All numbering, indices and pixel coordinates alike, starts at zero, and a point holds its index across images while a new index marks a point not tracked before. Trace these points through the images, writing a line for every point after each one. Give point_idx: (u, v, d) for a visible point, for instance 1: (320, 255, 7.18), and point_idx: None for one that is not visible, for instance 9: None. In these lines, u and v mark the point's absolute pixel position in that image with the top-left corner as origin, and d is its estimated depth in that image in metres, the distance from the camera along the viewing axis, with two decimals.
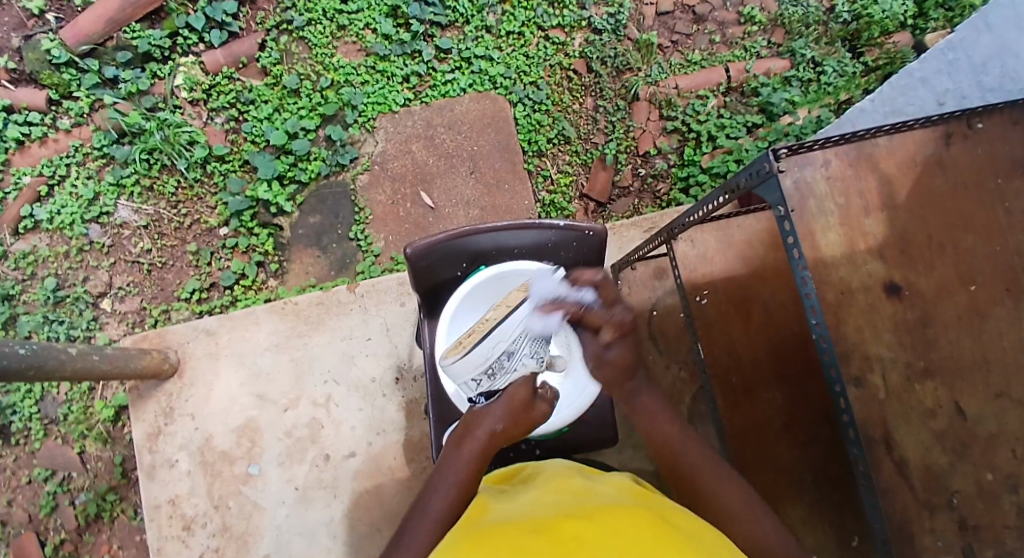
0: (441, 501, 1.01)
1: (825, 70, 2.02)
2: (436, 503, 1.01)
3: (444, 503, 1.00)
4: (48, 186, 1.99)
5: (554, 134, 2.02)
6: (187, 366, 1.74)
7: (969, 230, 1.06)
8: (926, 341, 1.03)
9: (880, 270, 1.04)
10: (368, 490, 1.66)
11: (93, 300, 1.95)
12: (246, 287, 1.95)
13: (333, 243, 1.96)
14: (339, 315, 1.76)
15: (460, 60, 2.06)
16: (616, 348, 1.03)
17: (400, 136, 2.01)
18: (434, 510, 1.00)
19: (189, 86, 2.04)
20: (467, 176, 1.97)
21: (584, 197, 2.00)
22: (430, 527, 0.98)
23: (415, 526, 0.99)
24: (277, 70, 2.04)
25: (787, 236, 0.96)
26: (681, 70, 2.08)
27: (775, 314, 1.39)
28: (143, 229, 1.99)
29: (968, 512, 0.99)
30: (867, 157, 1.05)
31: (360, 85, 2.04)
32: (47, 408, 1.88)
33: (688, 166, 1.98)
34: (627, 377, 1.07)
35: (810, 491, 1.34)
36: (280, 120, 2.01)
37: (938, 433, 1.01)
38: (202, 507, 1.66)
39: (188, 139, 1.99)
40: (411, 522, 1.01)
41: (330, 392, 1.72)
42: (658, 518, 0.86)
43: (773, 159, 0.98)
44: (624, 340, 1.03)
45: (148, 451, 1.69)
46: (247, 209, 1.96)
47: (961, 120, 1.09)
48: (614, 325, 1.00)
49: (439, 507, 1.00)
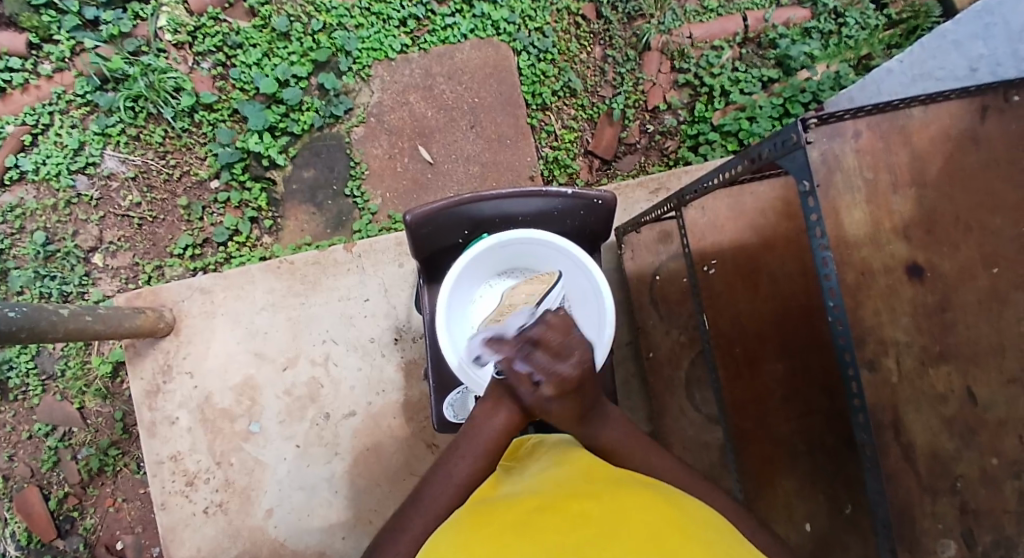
0: (469, 467, 0.96)
1: (847, 21, 1.90)
2: (462, 467, 0.96)
3: (471, 470, 0.96)
4: (32, 135, 1.91)
5: (559, 85, 1.93)
6: (183, 324, 1.71)
7: (996, 211, 1.00)
8: (944, 326, 0.99)
9: (903, 251, 1.00)
10: (368, 449, 1.66)
11: (84, 255, 1.91)
12: (240, 244, 1.90)
13: (328, 200, 1.90)
14: (336, 275, 1.73)
15: (460, 2, 1.94)
16: (560, 402, 0.88)
17: (397, 85, 1.91)
18: (459, 475, 0.96)
19: (173, 27, 1.93)
20: (467, 130, 1.89)
21: (589, 154, 1.92)
22: (455, 492, 0.95)
23: (431, 494, 0.96)
24: (266, 11, 1.93)
25: (811, 212, 0.89)
26: (695, 17, 1.96)
27: (782, 285, 1.35)
28: (132, 181, 1.92)
29: (971, 498, 0.96)
30: (899, 130, 0.99)
31: (354, 29, 1.93)
32: (45, 363, 1.88)
33: (698, 123, 1.89)
34: (579, 421, 0.94)
35: (803, 462, 1.31)
36: (270, 66, 1.91)
37: (948, 419, 0.98)
38: (204, 463, 1.66)
39: (174, 86, 1.90)
40: (427, 487, 0.97)
41: (328, 351, 1.70)
42: (673, 506, 0.80)
43: (802, 128, 0.88)
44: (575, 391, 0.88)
45: (147, 408, 1.69)
46: (238, 161, 1.89)
47: (998, 93, 1.02)
48: (556, 382, 0.85)
49: (465, 472, 0.96)
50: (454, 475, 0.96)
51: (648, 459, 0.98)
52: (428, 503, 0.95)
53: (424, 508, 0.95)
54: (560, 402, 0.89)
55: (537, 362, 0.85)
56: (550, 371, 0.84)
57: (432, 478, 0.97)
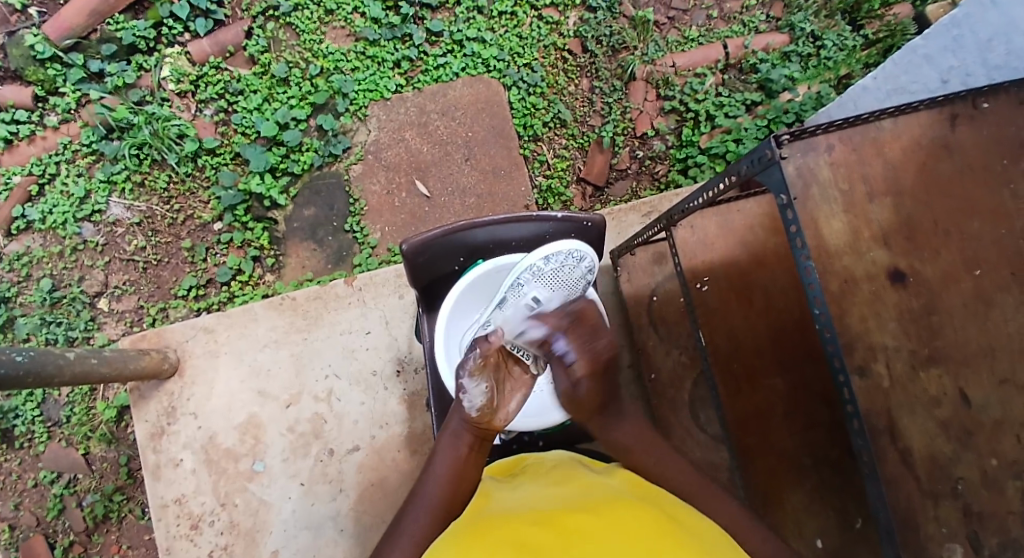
0: (436, 486, 1.01)
1: (825, 44, 1.97)
2: (432, 488, 1.01)
3: (439, 489, 1.01)
4: (38, 186, 1.96)
5: (549, 117, 1.99)
6: (187, 365, 1.73)
7: (975, 215, 1.03)
8: (931, 329, 1.01)
9: (884, 257, 1.02)
10: (373, 484, 1.65)
11: (89, 300, 1.94)
12: (243, 283, 1.93)
13: (328, 236, 1.94)
14: (338, 310, 1.75)
15: (451, 43, 2.01)
16: (587, 383, 1.04)
17: (393, 123, 1.97)
18: (429, 495, 1.00)
19: (176, 77, 2.00)
20: (463, 163, 1.95)
21: (582, 180, 1.98)
22: (430, 512, 0.98)
23: (417, 508, 0.99)
24: (265, 58, 2.00)
25: (790, 224, 0.94)
26: (677, 47, 2.03)
27: (775, 300, 1.38)
28: (137, 226, 1.97)
29: (973, 500, 0.96)
30: (872, 141, 1.03)
31: (350, 72, 2.00)
32: (50, 410, 1.88)
33: (685, 147, 1.94)
34: (598, 411, 1.05)
35: (810, 476, 1.31)
36: (270, 111, 1.97)
37: (944, 422, 0.98)
38: (209, 505, 1.66)
39: (177, 132, 1.95)
40: (410, 504, 1.01)
41: (331, 387, 1.71)
42: (663, 515, 0.82)
43: (774, 145, 0.95)
44: (604, 374, 1.04)
45: (151, 450, 1.69)
46: (240, 203, 1.93)
47: (966, 101, 1.07)
48: (588, 358, 1.03)
49: (435, 493, 1.01)
50: (424, 491, 1.01)
51: (658, 456, 1.01)
52: (416, 514, 0.98)
53: (411, 521, 0.98)
54: (591, 379, 1.03)
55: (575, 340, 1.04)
56: (582, 349, 1.03)
57: (412, 499, 1.02)
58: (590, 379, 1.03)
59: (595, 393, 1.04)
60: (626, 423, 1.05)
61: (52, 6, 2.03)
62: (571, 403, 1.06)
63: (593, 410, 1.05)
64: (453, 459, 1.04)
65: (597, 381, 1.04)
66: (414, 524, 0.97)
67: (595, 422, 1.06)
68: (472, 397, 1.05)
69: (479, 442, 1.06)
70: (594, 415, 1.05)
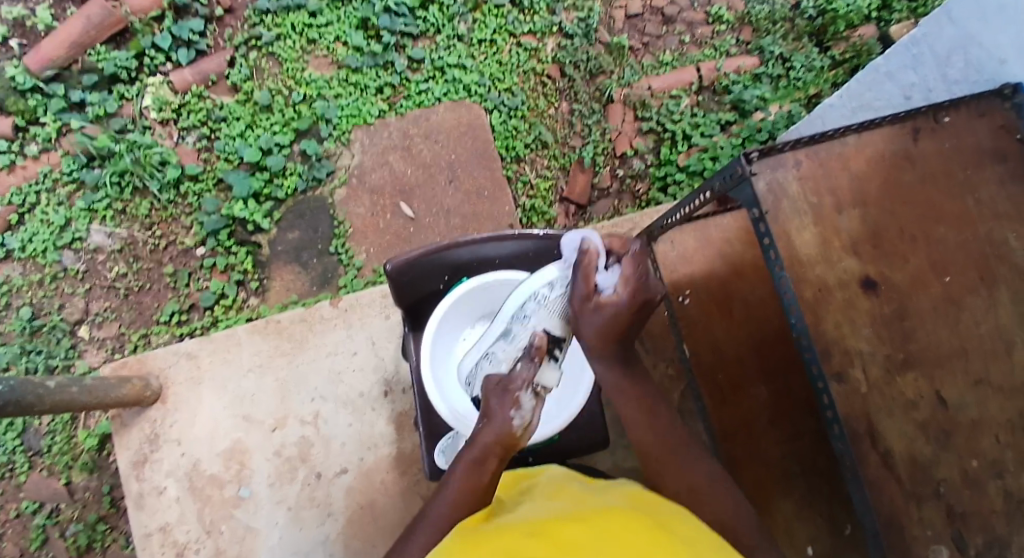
0: (446, 504, 0.95)
1: (793, 65, 2.04)
2: (439, 505, 0.96)
3: (448, 505, 0.95)
4: (18, 215, 1.95)
5: (531, 139, 2.03)
6: (169, 392, 1.70)
7: (941, 223, 1.07)
8: (904, 334, 1.03)
9: (855, 266, 1.05)
10: (362, 508, 1.63)
11: (70, 328, 1.92)
12: (226, 307, 1.93)
13: (313, 259, 1.94)
14: (323, 331, 1.75)
15: (433, 69, 2.05)
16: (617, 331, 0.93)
17: (376, 147, 2.00)
18: (436, 513, 0.95)
19: (158, 105, 2.00)
20: (447, 185, 1.97)
21: (564, 201, 2.01)
22: (433, 528, 0.95)
23: (422, 527, 0.96)
24: (248, 87, 2.02)
25: (763, 236, 1.04)
26: (653, 71, 2.09)
27: (755, 309, 1.41)
28: (118, 253, 1.95)
29: (955, 499, 0.98)
30: (837, 156, 1.07)
31: (333, 98, 2.02)
32: (29, 440, 1.84)
33: (664, 166, 1.99)
34: (622, 357, 0.97)
35: (798, 483, 1.33)
36: (253, 137, 1.99)
37: (922, 424, 1.01)
38: (194, 533, 1.62)
39: (160, 160, 1.96)
40: (417, 523, 0.98)
41: (317, 410, 1.70)
42: (661, 529, 0.82)
43: (745, 163, 1.02)
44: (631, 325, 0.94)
45: (134, 480, 1.66)
46: (224, 228, 1.94)
47: (927, 115, 1.12)
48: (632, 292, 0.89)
49: (442, 508, 0.95)
50: (433, 510, 0.96)
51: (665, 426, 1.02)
52: (422, 535, 0.95)
53: (417, 540, 0.95)
54: (612, 335, 0.92)
55: (612, 290, 0.89)
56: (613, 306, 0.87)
57: (419, 518, 0.98)
58: (610, 334, 0.92)
59: (619, 332, 0.92)
60: (630, 394, 1.00)
61: (32, 39, 2.04)
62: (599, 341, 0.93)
63: (614, 346, 0.94)
64: (469, 485, 0.94)
65: (621, 338, 0.93)
66: (417, 544, 0.95)
67: (604, 360, 0.97)
68: (524, 413, 0.91)
69: (502, 466, 0.95)
70: (615, 369, 0.97)
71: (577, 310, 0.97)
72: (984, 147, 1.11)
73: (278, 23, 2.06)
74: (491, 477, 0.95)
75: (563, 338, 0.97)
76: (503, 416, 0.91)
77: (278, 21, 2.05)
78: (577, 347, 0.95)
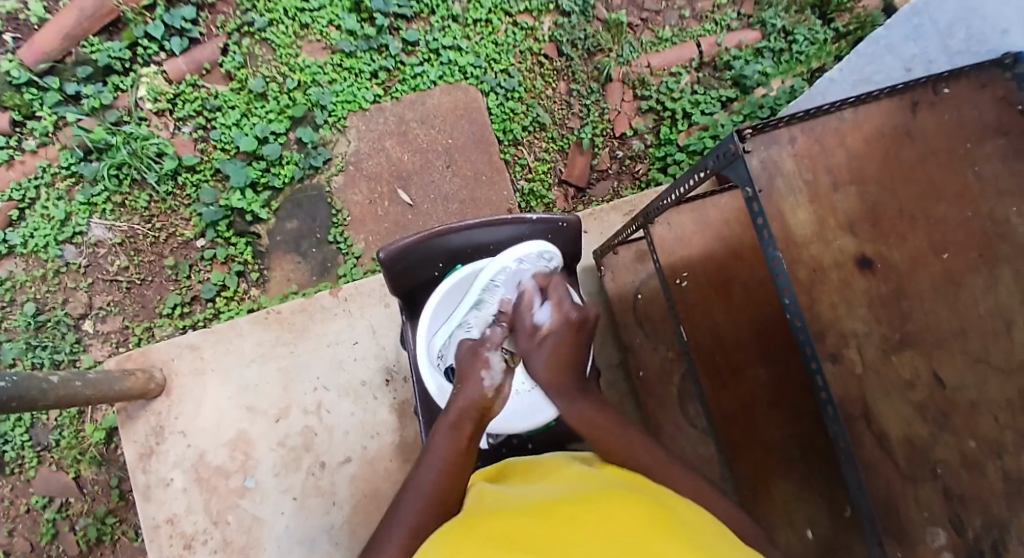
0: (431, 475, 0.99)
1: (797, 38, 2.00)
2: (426, 477, 0.99)
3: (434, 477, 0.98)
4: (19, 211, 1.94)
5: (528, 121, 2.00)
6: (174, 384, 1.71)
7: (940, 199, 1.05)
8: (901, 313, 1.02)
9: (852, 245, 1.03)
10: (366, 495, 1.65)
11: (74, 322, 1.93)
12: (228, 298, 1.93)
13: (312, 248, 1.94)
14: (324, 321, 1.75)
15: (428, 52, 2.02)
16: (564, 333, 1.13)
17: (372, 133, 1.98)
18: (425, 484, 0.98)
19: (153, 96, 1.99)
20: (444, 170, 1.96)
21: (563, 183, 2.00)
22: (421, 501, 0.96)
23: (409, 499, 0.97)
24: (242, 74, 2.00)
25: (756, 216, 0.99)
26: (652, 47, 2.05)
27: (755, 293, 1.40)
28: (119, 246, 1.96)
29: (953, 481, 0.97)
30: (834, 131, 1.05)
31: (327, 84, 2.00)
32: (39, 435, 1.87)
33: (665, 146, 1.97)
34: (570, 369, 1.11)
35: (798, 466, 1.33)
36: (249, 126, 1.98)
37: (919, 405, 0.99)
38: (201, 523, 1.64)
39: (157, 151, 1.95)
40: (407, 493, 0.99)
41: (320, 398, 1.70)
42: (656, 507, 0.81)
43: (739, 140, 0.99)
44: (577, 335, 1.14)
45: (141, 471, 1.67)
46: (223, 219, 1.93)
47: (927, 88, 1.09)
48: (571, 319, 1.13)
49: (429, 480, 0.99)
50: (418, 479, 0.99)
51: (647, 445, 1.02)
52: (408, 503, 0.97)
53: (407, 511, 0.96)
54: (565, 336, 1.12)
55: (559, 301, 1.14)
56: (561, 308, 1.13)
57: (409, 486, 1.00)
58: (564, 338, 1.12)
59: (570, 348, 1.12)
60: (586, 399, 1.10)
61: (25, 31, 2.03)
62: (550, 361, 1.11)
63: (566, 370, 1.11)
64: (449, 447, 1.02)
65: (573, 335, 1.13)
66: (407, 517, 0.95)
67: (560, 392, 1.11)
68: (494, 375, 1.07)
69: (478, 433, 1.05)
70: (571, 379, 1.11)
71: (535, 315, 1.13)
72: (986, 119, 1.08)
73: (270, 8, 2.03)
74: (468, 441, 1.03)
75: (524, 345, 1.13)
76: (478, 378, 1.07)
77: (269, 6, 2.03)
78: (535, 350, 1.12)
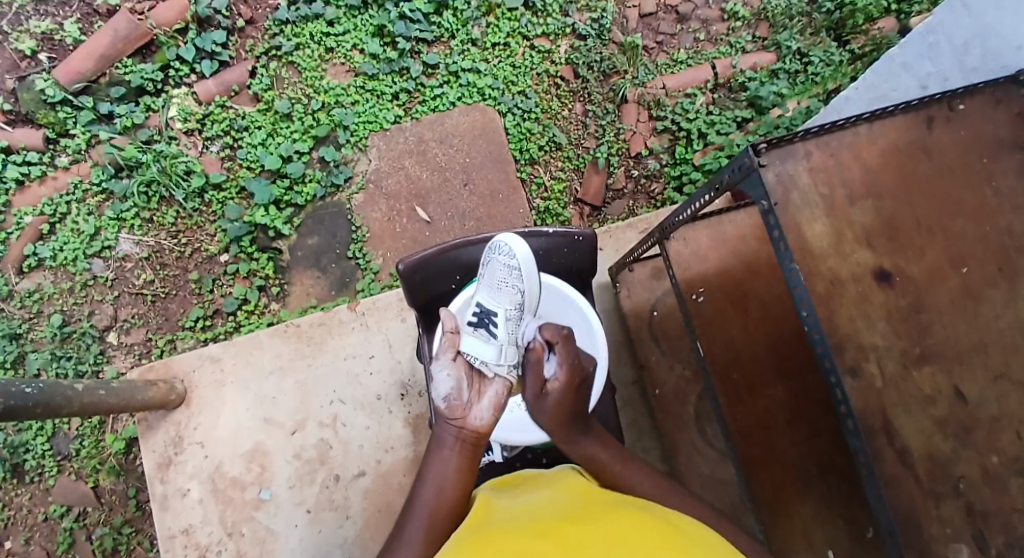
0: (433, 487, 1.00)
1: (812, 60, 2.03)
2: (429, 488, 1.00)
3: (437, 489, 1.00)
4: (49, 225, 2.00)
5: (544, 141, 2.03)
6: (193, 395, 1.73)
7: (958, 213, 1.05)
8: (921, 327, 1.01)
9: (869, 259, 1.03)
10: (380, 509, 1.65)
11: (99, 334, 1.97)
12: (248, 312, 1.96)
13: (332, 263, 1.98)
14: (341, 335, 1.77)
15: (447, 74, 2.07)
16: (569, 386, 1.06)
17: (392, 152, 2.02)
18: (428, 494, 1.00)
19: (184, 116, 2.05)
20: (462, 189, 1.99)
21: (579, 202, 2.02)
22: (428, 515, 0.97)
23: (415, 515, 0.98)
24: (268, 96, 2.06)
25: (773, 229, 1.00)
26: (667, 69, 2.09)
27: (772, 308, 1.40)
28: (145, 261, 2.00)
29: (977, 498, 0.95)
30: (849, 146, 1.06)
31: (350, 105, 2.05)
32: (60, 444, 1.90)
33: (680, 165, 1.99)
34: (573, 422, 1.06)
35: (817, 485, 1.30)
36: (273, 145, 2.03)
37: (940, 420, 0.98)
38: (216, 534, 1.65)
39: (185, 169, 2.01)
40: (410, 505, 1.00)
41: (336, 412, 1.72)
42: (659, 521, 0.81)
43: (752, 154, 1.01)
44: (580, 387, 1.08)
45: (159, 481, 1.69)
46: (246, 235, 1.97)
47: (942, 103, 1.10)
48: (569, 368, 1.07)
49: (433, 492, 1.00)
50: (425, 491, 1.00)
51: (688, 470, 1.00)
52: (416, 516, 0.98)
53: (411, 524, 0.97)
54: (571, 389, 1.06)
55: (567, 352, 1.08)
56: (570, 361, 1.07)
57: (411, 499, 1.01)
58: (569, 389, 1.06)
59: (571, 403, 1.06)
60: (593, 439, 1.07)
61: (61, 53, 2.11)
62: (555, 415, 1.05)
63: (567, 423, 1.06)
64: (446, 464, 1.03)
65: (576, 390, 1.07)
66: (416, 526, 0.96)
67: (563, 439, 1.06)
68: (440, 390, 1.06)
69: (476, 454, 1.06)
70: (572, 430, 1.06)
71: (541, 370, 1.07)
72: (1003, 134, 1.09)
73: (297, 33, 2.10)
74: (468, 461, 1.05)
75: (531, 399, 1.07)
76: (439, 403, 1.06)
77: (296, 30, 2.09)
78: (541, 402, 1.06)
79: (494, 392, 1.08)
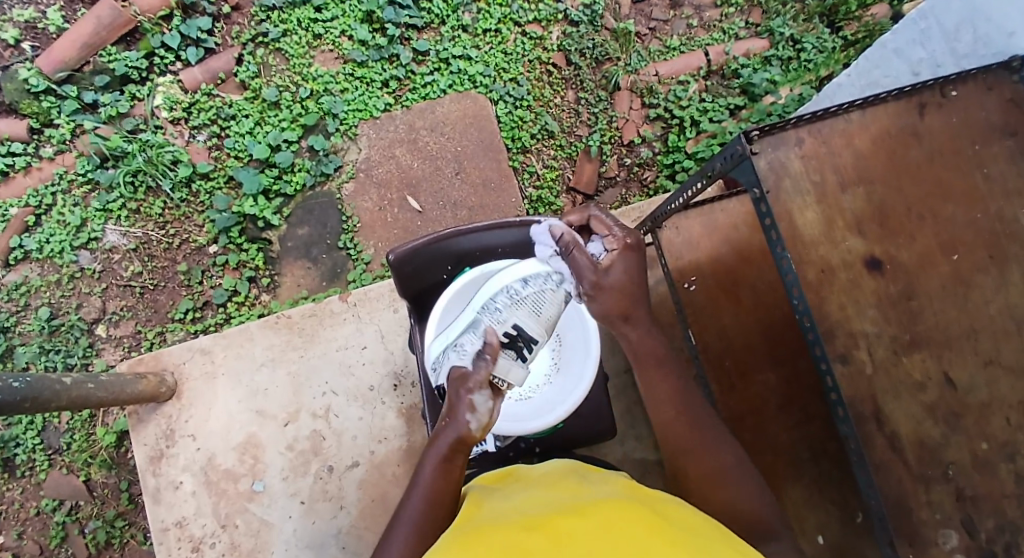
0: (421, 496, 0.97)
1: (804, 47, 2.02)
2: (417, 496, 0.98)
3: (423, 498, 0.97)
4: (35, 217, 1.97)
5: (537, 129, 2.02)
6: (184, 388, 1.72)
7: (949, 200, 1.05)
8: (911, 314, 1.01)
9: (860, 246, 1.03)
10: (374, 499, 1.65)
11: (87, 326, 1.95)
12: (239, 304, 1.95)
13: (322, 254, 1.96)
14: (333, 326, 1.76)
15: (438, 61, 2.05)
16: (621, 264, 1.04)
17: (382, 141, 2.00)
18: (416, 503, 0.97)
19: (169, 105, 2.02)
20: (453, 177, 1.97)
21: (571, 190, 2.01)
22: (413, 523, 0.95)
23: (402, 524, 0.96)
24: (256, 84, 2.03)
25: (764, 217, 1.00)
26: (660, 56, 2.07)
27: (763, 295, 1.40)
28: (133, 252, 1.98)
29: (965, 483, 0.96)
30: (841, 132, 1.06)
31: (339, 93, 2.03)
32: (50, 438, 1.88)
33: (672, 153, 1.99)
34: (634, 302, 1.06)
35: (808, 469, 1.33)
36: (262, 134, 2.00)
37: (929, 406, 0.99)
38: (209, 527, 1.65)
39: (171, 159, 1.98)
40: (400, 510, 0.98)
41: (328, 403, 1.71)
42: (652, 514, 0.81)
43: (745, 141, 1.01)
44: (631, 260, 1.06)
45: (152, 474, 1.68)
46: (235, 225, 1.95)
47: (934, 89, 1.09)
48: (618, 243, 1.05)
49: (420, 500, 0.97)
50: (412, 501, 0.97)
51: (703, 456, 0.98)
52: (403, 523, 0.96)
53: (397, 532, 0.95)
54: (625, 262, 1.05)
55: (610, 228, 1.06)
56: (615, 235, 1.05)
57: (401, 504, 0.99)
58: (624, 262, 1.05)
59: (628, 278, 1.05)
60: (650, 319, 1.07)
61: (44, 41, 2.07)
62: (618, 295, 1.04)
63: (630, 298, 1.05)
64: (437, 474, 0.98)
65: (628, 264, 1.05)
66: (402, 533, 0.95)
67: (629, 317, 1.06)
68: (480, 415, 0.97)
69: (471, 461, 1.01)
70: (638, 306, 1.06)
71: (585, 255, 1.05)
72: (994, 120, 1.09)
73: (284, 19, 2.06)
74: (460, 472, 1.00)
75: (585, 282, 1.04)
76: (461, 417, 0.97)
77: (283, 17, 2.06)
78: (601, 284, 1.03)
79: (498, 404, 0.99)
